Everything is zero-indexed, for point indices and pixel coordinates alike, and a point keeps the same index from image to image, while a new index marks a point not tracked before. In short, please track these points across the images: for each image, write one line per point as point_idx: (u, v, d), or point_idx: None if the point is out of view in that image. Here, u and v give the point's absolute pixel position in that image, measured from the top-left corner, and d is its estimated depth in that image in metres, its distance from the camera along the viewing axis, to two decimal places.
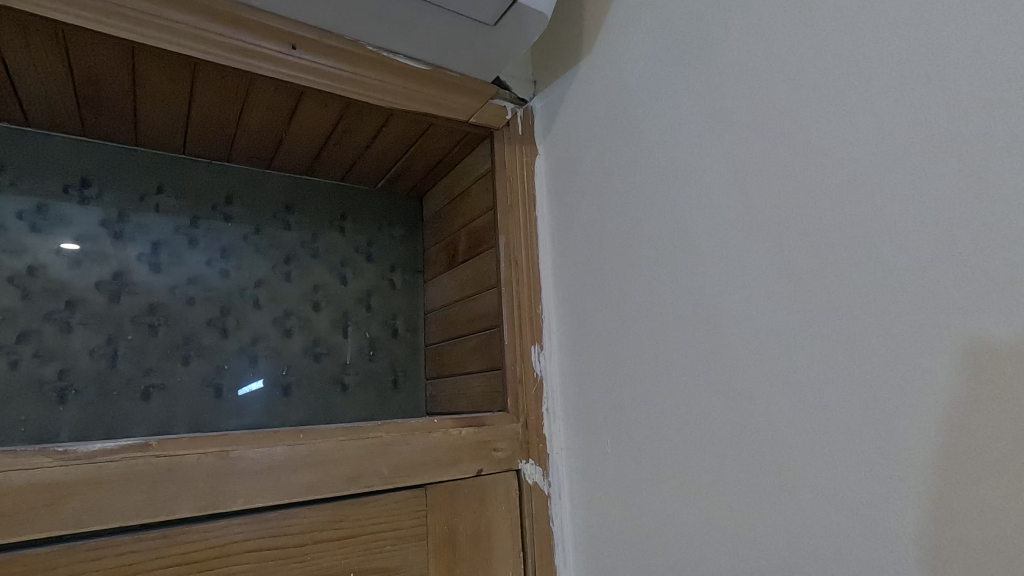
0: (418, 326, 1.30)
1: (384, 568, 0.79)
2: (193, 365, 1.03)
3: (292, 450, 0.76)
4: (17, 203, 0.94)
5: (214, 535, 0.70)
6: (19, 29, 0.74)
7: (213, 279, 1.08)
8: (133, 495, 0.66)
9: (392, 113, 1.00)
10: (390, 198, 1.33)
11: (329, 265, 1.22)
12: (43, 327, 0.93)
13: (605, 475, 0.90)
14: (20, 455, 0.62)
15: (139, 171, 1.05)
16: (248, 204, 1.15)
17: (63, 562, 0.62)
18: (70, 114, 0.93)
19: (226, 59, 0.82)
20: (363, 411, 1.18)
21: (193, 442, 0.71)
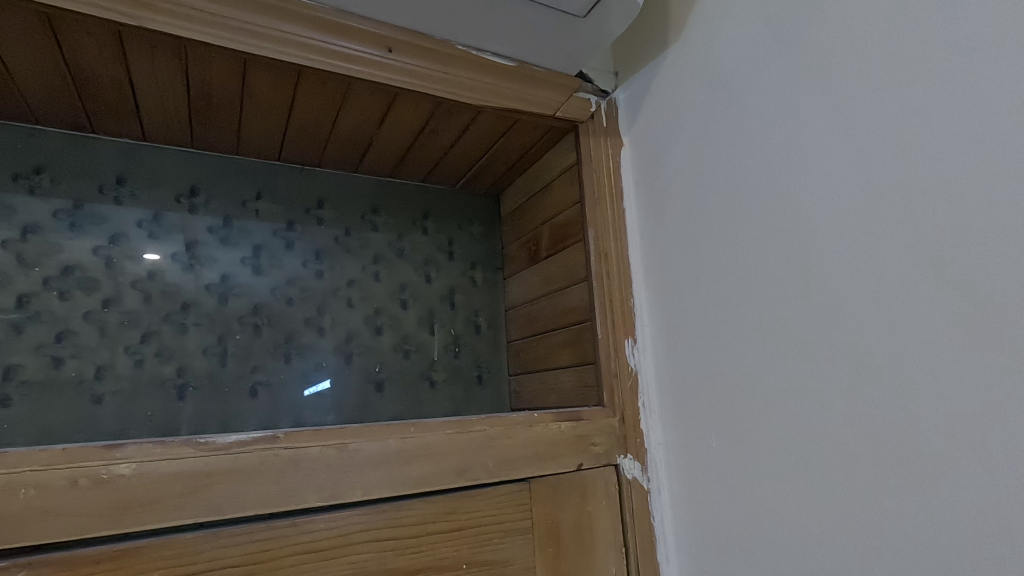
0: (500, 322, 1.31)
1: (493, 560, 0.80)
2: (294, 363, 1.07)
3: (404, 442, 0.78)
4: (136, 211, 1.01)
5: (337, 525, 0.72)
6: (147, 47, 0.79)
7: (310, 280, 1.12)
8: (265, 485, 0.69)
9: (480, 111, 1.01)
10: (468, 196, 1.35)
11: (414, 264, 1.24)
12: (162, 327, 0.99)
13: (709, 471, 0.87)
14: (167, 446, 0.66)
15: (240, 179, 1.10)
16: (338, 206, 1.19)
17: (208, 547, 0.65)
18: (181, 126, 0.99)
19: (329, 65, 0.85)
20: (451, 406, 1.20)
21: (315, 434, 0.73)
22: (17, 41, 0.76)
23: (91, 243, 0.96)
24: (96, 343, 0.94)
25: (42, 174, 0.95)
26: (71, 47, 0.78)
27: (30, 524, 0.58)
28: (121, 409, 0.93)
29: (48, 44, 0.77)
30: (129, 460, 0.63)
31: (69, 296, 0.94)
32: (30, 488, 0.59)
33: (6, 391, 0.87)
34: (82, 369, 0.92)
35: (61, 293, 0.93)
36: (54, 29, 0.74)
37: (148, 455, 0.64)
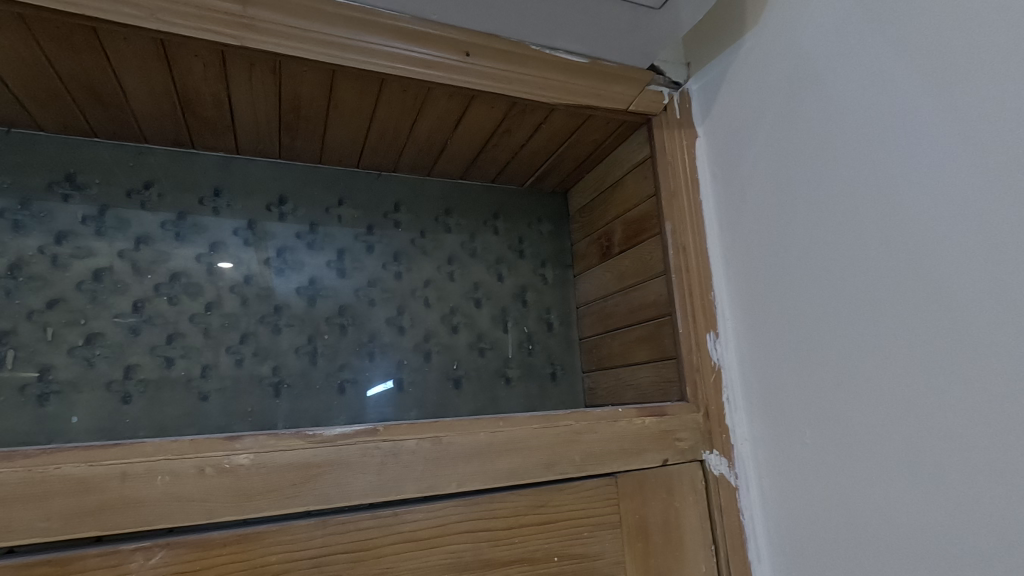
0: (572, 319, 1.31)
1: (584, 553, 0.81)
2: (378, 361, 1.12)
3: (494, 436, 0.80)
4: (232, 221, 1.07)
5: (435, 515, 0.74)
6: (247, 65, 0.84)
7: (390, 281, 1.17)
8: (368, 475, 0.72)
9: (554, 109, 1.02)
10: (537, 195, 1.36)
11: (486, 263, 1.27)
12: (258, 328, 1.05)
13: (803, 468, 0.83)
14: (280, 438, 0.69)
15: (323, 186, 1.16)
16: (413, 210, 1.23)
17: (319, 534, 0.68)
18: (270, 139, 1.05)
19: (411, 72, 0.88)
20: (526, 403, 1.22)
21: (411, 427, 0.76)
22: (134, 67, 0.83)
23: (194, 252, 1.03)
24: (201, 344, 1.01)
25: (150, 189, 1.03)
26: (180, 70, 0.84)
27: (165, 509, 0.63)
28: (225, 405, 1.00)
29: (161, 68, 0.84)
30: (248, 451, 0.67)
31: (177, 301, 1.01)
32: (164, 475, 0.64)
33: (126, 388, 0.95)
34: (190, 368, 0.99)
35: (170, 298, 1.00)
36: (168, 54, 0.81)
37: (264, 446, 0.68)
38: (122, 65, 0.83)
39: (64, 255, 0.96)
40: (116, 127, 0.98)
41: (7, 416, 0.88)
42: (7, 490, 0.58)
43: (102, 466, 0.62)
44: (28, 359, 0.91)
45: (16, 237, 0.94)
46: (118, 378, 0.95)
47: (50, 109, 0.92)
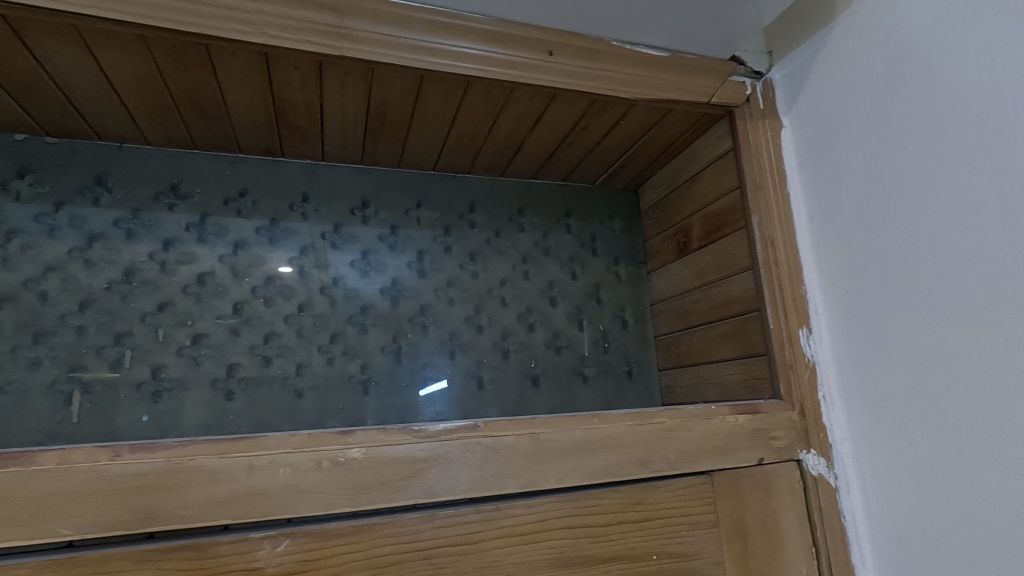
0: (646, 316, 1.30)
1: (682, 553, 0.80)
2: (458, 360, 1.14)
3: (589, 433, 0.80)
4: (319, 225, 1.12)
5: (535, 510, 0.75)
6: (341, 73, 0.87)
7: (467, 280, 1.19)
8: (471, 470, 0.73)
9: (634, 105, 1.01)
10: (608, 192, 1.35)
11: (560, 262, 1.27)
12: (346, 328, 1.09)
13: (913, 469, 0.79)
14: (388, 433, 0.72)
15: (402, 189, 1.19)
16: (488, 210, 1.24)
17: (428, 527, 0.70)
18: (354, 145, 1.09)
19: (495, 73, 0.89)
20: (603, 401, 1.21)
21: (510, 423, 0.77)
22: (236, 80, 0.88)
23: (286, 255, 1.08)
24: (295, 343, 1.05)
25: (245, 196, 1.08)
26: (279, 81, 0.88)
27: (287, 500, 0.66)
28: (318, 402, 1.04)
29: (261, 80, 0.88)
30: (360, 445, 0.70)
31: (272, 302, 1.06)
32: (285, 468, 0.67)
33: (229, 386, 1.00)
34: (286, 367, 1.04)
35: (265, 300, 1.05)
36: (270, 66, 0.85)
37: (374, 440, 0.71)
38: (226, 79, 0.87)
39: (171, 261, 1.02)
40: (215, 138, 1.03)
41: (126, 412, 0.94)
42: (149, 479, 0.62)
43: (230, 457, 0.65)
44: (143, 359, 0.97)
45: (129, 244, 1.00)
46: (222, 376, 1.00)
47: (158, 124, 0.98)
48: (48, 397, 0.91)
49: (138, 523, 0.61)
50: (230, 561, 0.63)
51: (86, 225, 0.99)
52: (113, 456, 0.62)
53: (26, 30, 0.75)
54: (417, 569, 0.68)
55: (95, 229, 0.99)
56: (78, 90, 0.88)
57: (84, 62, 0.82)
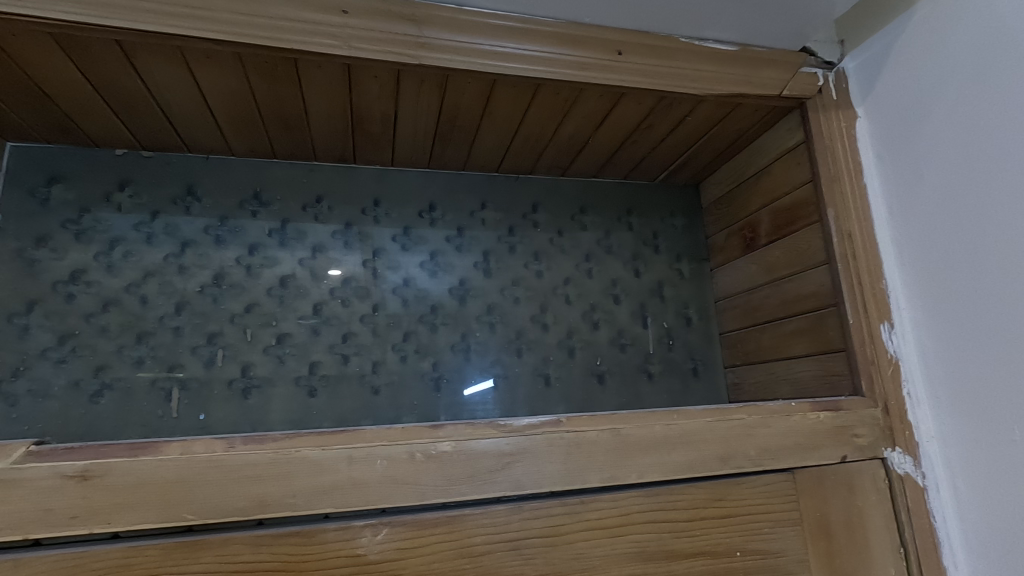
0: (711, 313, 1.29)
1: (765, 550, 0.79)
2: (525, 357, 1.16)
3: (670, 429, 0.80)
4: (390, 228, 1.16)
5: (618, 504, 0.76)
6: (418, 81, 0.91)
7: (532, 280, 1.21)
8: (555, 464, 0.75)
9: (703, 101, 1.00)
10: (668, 189, 1.35)
11: (622, 259, 1.28)
12: (418, 327, 1.12)
13: (1010, 469, 0.76)
14: (476, 427, 0.74)
15: (468, 191, 1.22)
16: (550, 210, 1.26)
17: (516, 519, 0.72)
18: (422, 149, 1.12)
19: (566, 75, 0.90)
20: (669, 398, 1.21)
21: (591, 419, 0.78)
22: (319, 91, 0.92)
23: (360, 258, 1.13)
24: (371, 342, 1.09)
25: (321, 202, 1.13)
26: (359, 91, 0.92)
27: (384, 491, 0.69)
28: (394, 398, 1.08)
29: (341, 90, 0.92)
30: (450, 439, 0.72)
31: (349, 303, 1.10)
32: (381, 460, 0.70)
33: (311, 383, 1.05)
34: (362, 365, 1.08)
35: (342, 300, 1.10)
36: (351, 77, 0.89)
37: (463, 434, 0.73)
38: (310, 91, 0.92)
39: (256, 265, 1.08)
40: (294, 147, 1.08)
41: (219, 407, 1.00)
42: (261, 469, 0.66)
43: (332, 450, 0.69)
44: (233, 357, 1.03)
45: (218, 250, 1.06)
46: (305, 373, 1.05)
47: (242, 135, 1.03)
48: (150, 393, 0.98)
49: (251, 510, 0.65)
50: (335, 547, 0.66)
51: (179, 233, 1.06)
52: (228, 447, 0.66)
53: (135, 52, 0.80)
54: (506, 559, 0.71)
55: (188, 236, 1.06)
56: (175, 106, 0.94)
57: (183, 80, 0.87)
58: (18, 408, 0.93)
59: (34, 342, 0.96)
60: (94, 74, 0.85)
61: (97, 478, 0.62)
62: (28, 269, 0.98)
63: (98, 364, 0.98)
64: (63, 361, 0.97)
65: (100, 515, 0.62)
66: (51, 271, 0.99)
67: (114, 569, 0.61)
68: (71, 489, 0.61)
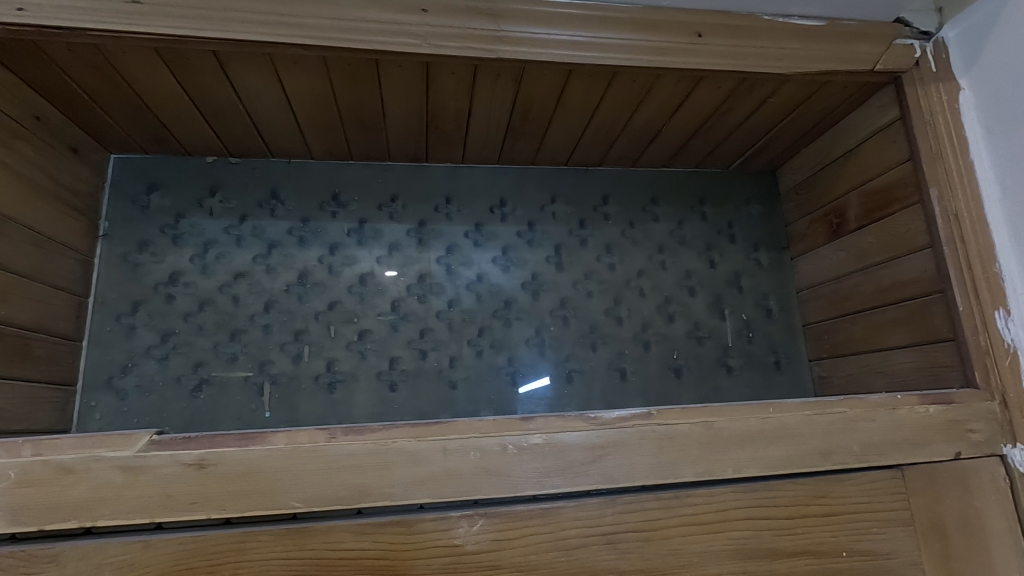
0: (793, 304, 1.23)
1: (875, 551, 0.75)
2: (600, 351, 1.15)
3: (766, 422, 0.76)
4: (462, 225, 1.17)
5: (715, 500, 0.73)
6: (494, 76, 0.91)
7: (604, 272, 1.20)
8: (647, 457, 0.73)
9: (787, 81, 0.95)
10: (744, 176, 1.30)
11: (697, 250, 1.24)
12: (492, 322, 1.13)
13: None
14: (567, 419, 0.73)
15: (538, 185, 1.21)
16: (621, 201, 1.24)
17: (610, 512, 0.71)
18: (493, 145, 1.12)
19: (644, 61, 0.87)
20: (751, 393, 1.17)
21: (682, 411, 0.76)
22: (397, 90, 0.94)
23: (434, 255, 1.15)
24: (447, 337, 1.11)
25: (396, 201, 1.16)
26: (436, 88, 0.94)
27: (478, 483, 0.69)
28: (471, 393, 1.09)
29: (419, 89, 0.93)
30: (541, 431, 0.72)
31: (425, 299, 1.12)
32: (475, 451, 0.70)
33: (392, 378, 1.07)
34: (440, 360, 1.09)
35: (419, 297, 1.12)
36: (430, 74, 0.90)
37: (554, 426, 0.72)
38: (387, 91, 0.93)
39: (337, 263, 1.11)
40: (369, 148, 1.11)
41: (307, 402, 1.04)
42: (361, 459, 0.68)
43: (427, 441, 0.70)
44: (318, 353, 1.06)
45: (301, 250, 1.11)
46: (386, 369, 1.07)
47: (322, 138, 1.07)
48: (244, 388, 1.03)
49: (353, 499, 0.67)
50: (433, 536, 0.67)
51: (265, 235, 1.10)
52: (330, 438, 0.68)
53: (229, 61, 0.84)
54: (603, 553, 0.70)
55: (273, 237, 1.10)
56: (263, 113, 0.98)
57: (271, 87, 0.91)
58: (128, 402, 1.00)
59: (139, 340, 1.03)
60: (192, 85, 0.90)
61: (212, 467, 0.65)
62: (132, 272, 1.05)
63: (196, 361, 1.03)
64: (165, 358, 1.03)
65: (215, 502, 0.65)
66: (152, 273, 1.06)
67: (230, 553, 0.64)
68: (190, 476, 0.65)
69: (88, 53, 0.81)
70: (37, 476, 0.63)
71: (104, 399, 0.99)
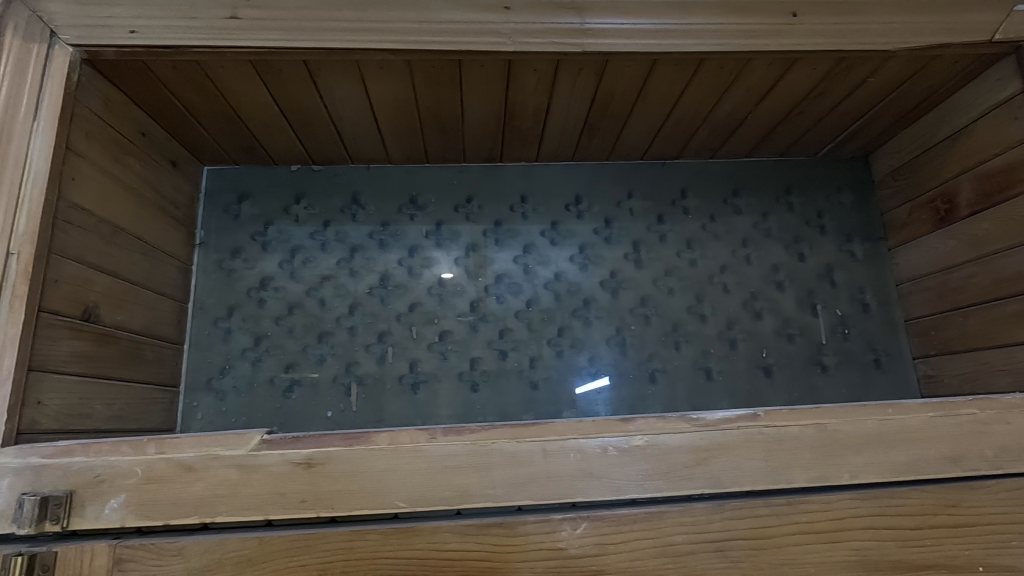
0: (892, 298, 1.15)
1: (1016, 566, 0.68)
2: (684, 350, 1.11)
3: (885, 424, 0.71)
4: (538, 224, 1.16)
5: (833, 507, 0.69)
6: (576, 71, 0.89)
7: (686, 269, 1.16)
8: (756, 461, 0.69)
9: (891, 58, 0.88)
10: (832, 163, 1.22)
11: (784, 243, 1.18)
12: (572, 322, 1.11)
13: None
14: (668, 421, 0.70)
15: (613, 181, 1.19)
16: (700, 195, 1.19)
17: (718, 518, 0.68)
18: (569, 141, 1.11)
19: (734, 46, 0.83)
20: (849, 393, 1.10)
21: (791, 412, 0.71)
22: (477, 90, 0.93)
23: (511, 254, 1.14)
24: (527, 337, 1.10)
25: (472, 202, 1.16)
26: (516, 87, 0.93)
27: (579, 486, 0.68)
28: (552, 393, 1.07)
29: (500, 88, 0.93)
30: (642, 433, 0.69)
31: (503, 299, 1.12)
32: (574, 453, 0.68)
33: (473, 378, 1.07)
34: (520, 361, 1.09)
35: (497, 297, 1.12)
36: (512, 73, 0.89)
37: (655, 427, 0.70)
38: (468, 91, 0.93)
39: (416, 266, 1.12)
40: (446, 150, 1.12)
41: (392, 402, 1.05)
42: (462, 460, 0.68)
43: (526, 442, 0.69)
44: (401, 354, 1.08)
45: (382, 253, 1.13)
46: (467, 369, 1.08)
47: (401, 141, 1.08)
48: (332, 389, 1.06)
49: (455, 500, 0.67)
50: (537, 539, 0.66)
51: (348, 239, 1.13)
52: (431, 438, 0.68)
53: (319, 71, 0.87)
54: (712, 561, 0.67)
55: (355, 241, 1.13)
56: (347, 120, 1.00)
57: (356, 93, 0.93)
58: (226, 402, 1.04)
59: (235, 343, 1.07)
60: (283, 96, 0.93)
61: (320, 465, 0.67)
62: (227, 278, 1.10)
63: (287, 362, 1.07)
64: (259, 360, 1.07)
65: (324, 500, 0.66)
66: (245, 279, 1.10)
67: (339, 551, 0.65)
68: (300, 475, 0.66)
69: (190, 69, 0.85)
70: (161, 473, 0.66)
71: (204, 400, 1.04)
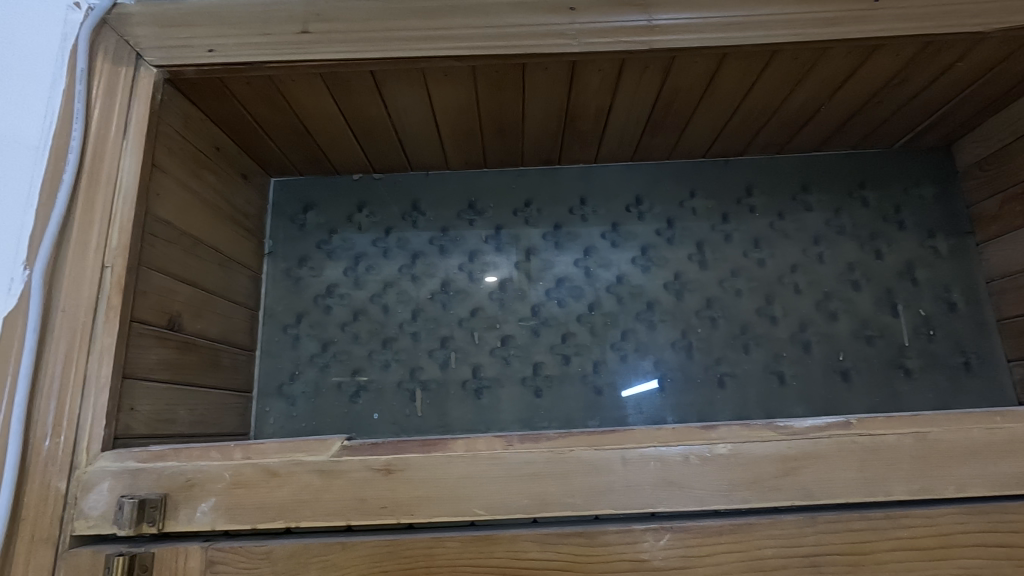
0: (981, 297, 1.08)
1: None
2: (754, 354, 1.07)
3: (993, 433, 0.66)
4: (598, 226, 1.14)
5: (938, 522, 0.64)
6: (641, 69, 0.87)
7: (754, 269, 1.11)
8: (849, 471, 0.65)
9: (984, 40, 0.83)
10: (911, 155, 1.16)
11: (859, 240, 1.12)
12: (636, 325, 1.09)
13: None
14: (752, 428, 0.68)
15: (675, 180, 1.16)
16: (768, 191, 1.15)
17: (811, 532, 0.64)
18: (630, 141, 1.09)
19: (811, 35, 0.79)
20: (936, 398, 1.03)
21: (887, 420, 0.67)
22: (540, 93, 0.93)
23: (572, 258, 1.13)
24: (589, 341, 1.08)
25: (530, 206, 1.15)
26: (578, 88, 0.92)
27: (661, 495, 0.66)
28: (617, 398, 1.05)
29: (562, 90, 0.92)
30: (725, 441, 0.67)
31: (564, 303, 1.10)
32: (654, 461, 0.67)
33: (536, 383, 1.06)
34: (583, 365, 1.07)
35: (558, 301, 1.10)
36: (575, 74, 0.88)
37: (739, 436, 0.67)
38: (530, 95, 0.93)
39: (477, 270, 1.13)
40: (505, 154, 1.11)
41: (457, 407, 1.06)
42: (540, 467, 0.67)
43: (605, 449, 0.67)
44: (464, 359, 1.08)
45: (443, 259, 1.13)
46: (529, 374, 1.07)
47: (461, 147, 1.09)
48: (397, 394, 1.07)
49: (534, 508, 0.66)
50: (619, 549, 0.65)
51: (410, 246, 1.14)
52: (507, 445, 0.68)
53: (385, 81, 0.88)
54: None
55: (417, 248, 1.14)
56: (409, 128, 1.01)
57: (419, 101, 0.93)
58: (296, 407, 1.07)
59: (304, 349, 1.10)
60: (349, 107, 0.94)
61: (399, 472, 0.67)
62: (295, 286, 1.13)
63: (353, 368, 1.09)
64: (326, 365, 1.09)
65: (404, 506, 0.66)
66: (311, 287, 1.13)
67: (420, 558, 0.65)
68: (380, 481, 0.67)
69: (263, 84, 0.88)
70: (248, 477, 0.68)
71: (276, 405, 1.07)
